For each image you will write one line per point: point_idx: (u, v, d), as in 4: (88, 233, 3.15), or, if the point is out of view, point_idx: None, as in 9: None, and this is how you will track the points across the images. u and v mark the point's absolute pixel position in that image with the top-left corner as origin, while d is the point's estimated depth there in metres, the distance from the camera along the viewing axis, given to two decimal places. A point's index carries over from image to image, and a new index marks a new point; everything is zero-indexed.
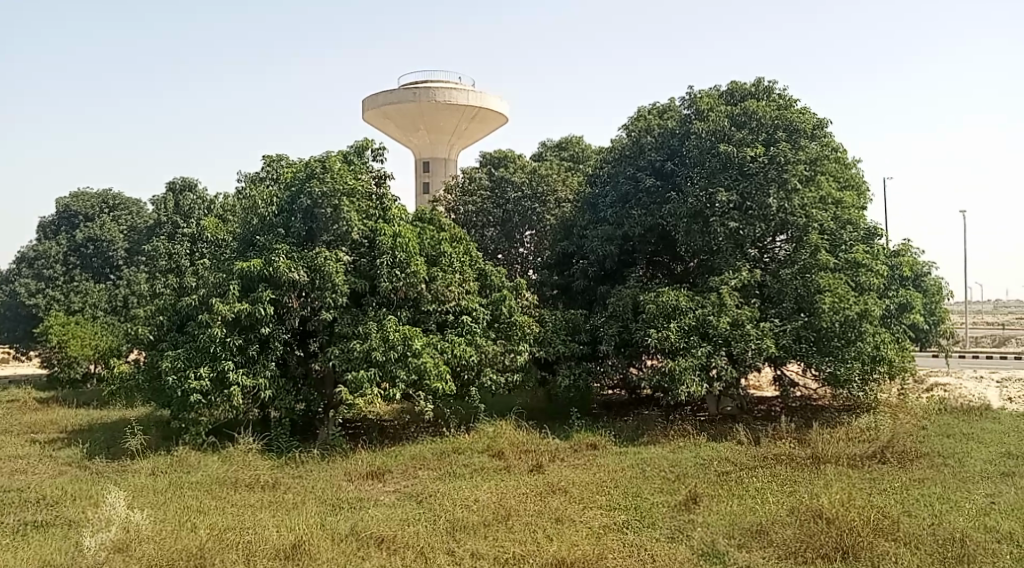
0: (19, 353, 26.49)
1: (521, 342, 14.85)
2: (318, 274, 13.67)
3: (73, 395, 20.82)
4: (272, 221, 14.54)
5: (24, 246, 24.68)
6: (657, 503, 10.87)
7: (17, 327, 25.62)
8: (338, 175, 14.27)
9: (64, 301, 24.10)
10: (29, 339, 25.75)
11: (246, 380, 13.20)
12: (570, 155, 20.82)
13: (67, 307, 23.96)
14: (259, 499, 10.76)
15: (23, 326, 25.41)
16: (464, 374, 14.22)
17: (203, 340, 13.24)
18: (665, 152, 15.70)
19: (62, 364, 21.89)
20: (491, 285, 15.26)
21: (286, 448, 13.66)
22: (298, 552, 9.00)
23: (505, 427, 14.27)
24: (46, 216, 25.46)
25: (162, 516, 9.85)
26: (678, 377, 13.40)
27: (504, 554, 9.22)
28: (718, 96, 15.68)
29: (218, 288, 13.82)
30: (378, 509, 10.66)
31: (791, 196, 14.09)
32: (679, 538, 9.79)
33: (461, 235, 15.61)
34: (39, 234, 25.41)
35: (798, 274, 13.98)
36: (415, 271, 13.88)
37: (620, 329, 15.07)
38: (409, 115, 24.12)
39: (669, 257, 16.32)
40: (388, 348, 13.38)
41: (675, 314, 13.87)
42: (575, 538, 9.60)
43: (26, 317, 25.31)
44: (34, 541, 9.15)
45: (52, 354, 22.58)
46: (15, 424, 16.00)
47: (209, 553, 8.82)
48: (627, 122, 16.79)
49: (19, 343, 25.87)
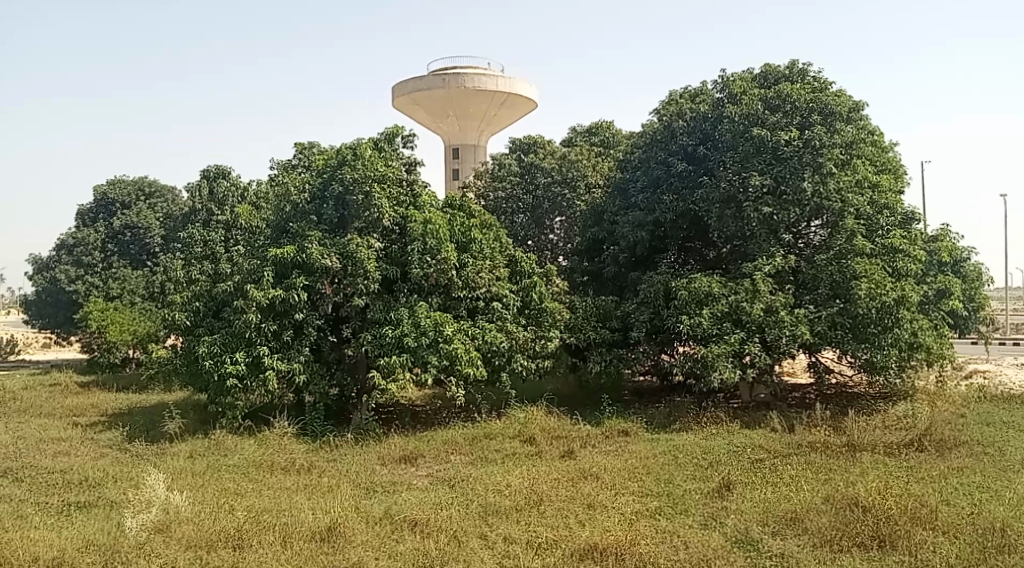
0: (62, 338, 26.96)
1: (552, 329, 14.79)
2: (350, 260, 13.73)
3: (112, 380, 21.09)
4: (305, 207, 14.63)
5: (63, 233, 24.98)
6: (689, 490, 10.82)
7: (57, 314, 26.00)
8: (369, 162, 14.36)
9: (103, 287, 24.56)
10: (71, 324, 26.09)
11: (281, 365, 13.33)
12: (600, 140, 20.64)
13: (106, 293, 24.29)
14: (295, 482, 10.84)
15: (65, 312, 25.74)
16: (495, 360, 14.16)
17: (239, 326, 13.41)
18: (697, 136, 15.61)
19: (102, 348, 22.17)
20: (522, 272, 15.21)
21: (320, 432, 13.72)
22: (333, 534, 9.07)
23: (537, 414, 14.24)
24: (83, 203, 25.73)
25: (201, 498, 9.95)
26: (710, 364, 13.30)
27: (536, 539, 9.25)
28: (752, 79, 15.51)
29: (252, 274, 13.97)
30: (411, 493, 10.70)
31: (827, 180, 13.87)
32: (713, 525, 9.75)
33: (491, 222, 15.57)
34: (77, 221, 25.71)
35: (834, 260, 13.84)
36: (446, 257, 13.89)
37: (651, 316, 14.99)
38: (438, 102, 24.12)
39: (701, 243, 16.17)
40: (419, 334, 13.47)
41: (708, 300, 13.77)
42: (607, 524, 9.58)
43: (66, 303, 25.68)
44: (78, 521, 9.30)
45: (93, 340, 22.96)
46: (57, 408, 16.27)
47: (247, 535, 8.90)
48: (658, 106, 16.65)
49: (60, 329, 26.28)
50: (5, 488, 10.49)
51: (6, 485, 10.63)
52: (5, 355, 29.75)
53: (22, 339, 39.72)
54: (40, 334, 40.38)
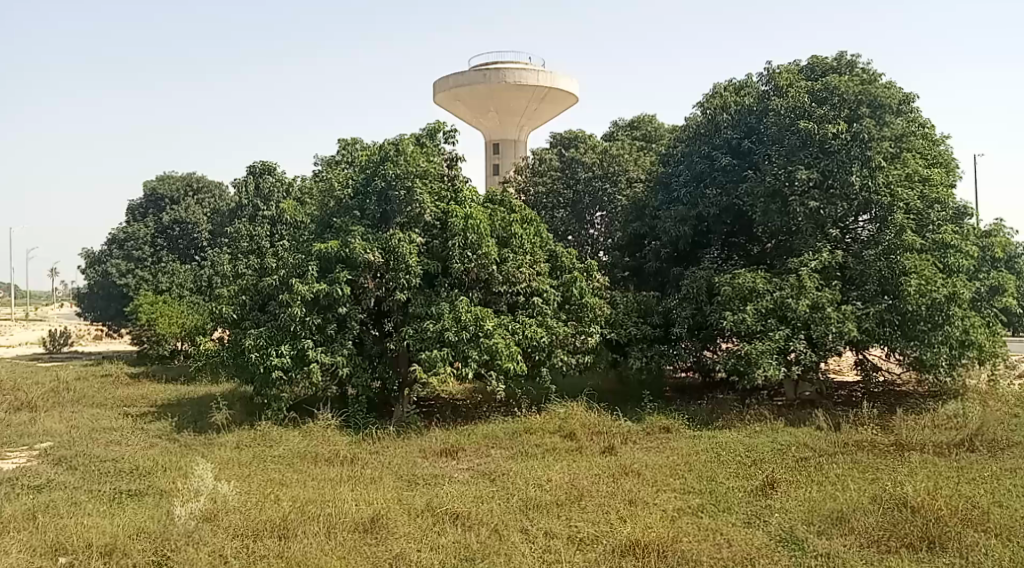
0: (112, 330, 27.49)
1: (592, 324, 14.71)
2: (392, 255, 13.77)
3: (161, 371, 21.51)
4: (348, 202, 14.79)
5: (114, 227, 25.43)
6: (732, 488, 10.70)
7: (109, 307, 26.52)
8: (412, 157, 14.39)
9: (152, 281, 25.01)
10: (121, 317, 26.60)
11: (324, 358, 13.41)
12: (642, 134, 20.47)
13: (155, 287, 24.81)
14: (339, 473, 10.92)
15: (115, 305, 26.26)
16: (535, 355, 14.17)
17: (284, 319, 13.57)
18: (742, 129, 15.44)
19: (152, 340, 22.63)
20: (562, 267, 15.13)
21: (363, 424, 13.83)
22: (376, 525, 9.13)
23: (577, 409, 14.17)
24: (133, 198, 26.18)
25: (248, 488, 10.04)
26: (754, 361, 13.15)
27: (578, 534, 9.22)
28: (799, 71, 15.29)
29: (297, 269, 14.17)
30: (453, 486, 10.71)
31: (876, 174, 13.62)
32: (756, 523, 9.63)
33: (532, 217, 15.46)
34: (127, 215, 26.20)
35: (882, 255, 13.49)
36: (486, 252, 13.95)
37: (694, 312, 14.80)
38: (479, 96, 24.12)
39: (746, 238, 15.86)
40: (460, 329, 13.47)
41: (752, 296, 13.62)
42: (649, 521, 9.51)
43: (117, 296, 26.16)
44: (130, 509, 9.46)
45: (143, 332, 23.38)
46: (108, 397, 16.60)
47: (292, 525, 8.97)
48: (702, 99, 16.47)
49: (112, 321, 26.80)
50: (60, 475, 10.71)
51: (60, 472, 10.84)
52: (59, 346, 30.36)
53: (74, 331, 40.36)
54: (92, 326, 41.09)
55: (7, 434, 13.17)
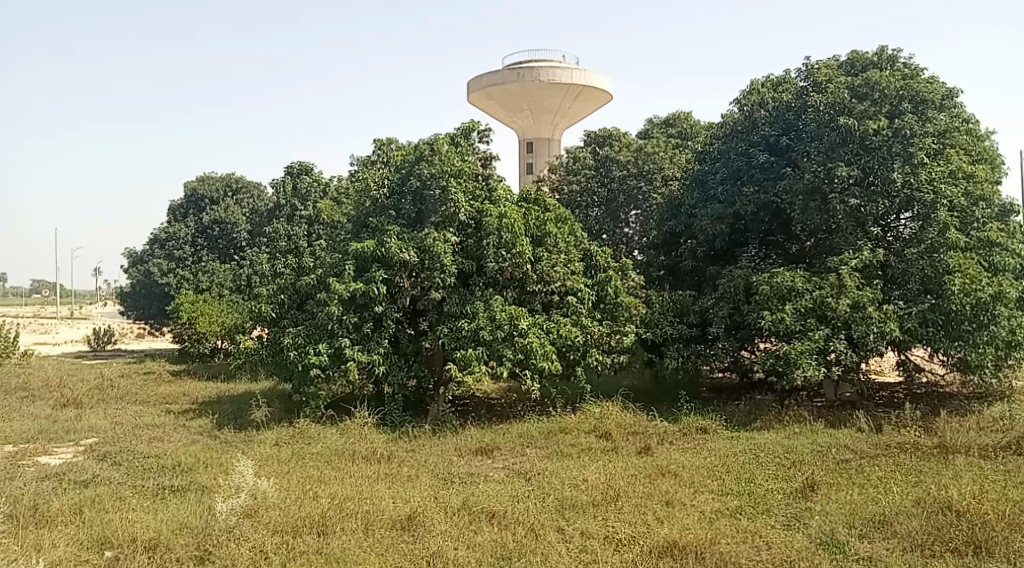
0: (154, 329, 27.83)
1: (627, 324, 14.60)
2: (427, 254, 13.78)
3: (202, 368, 21.80)
4: (383, 202, 14.89)
5: (156, 227, 25.77)
6: (771, 490, 10.55)
7: (151, 305, 26.89)
8: (446, 157, 14.26)
9: (193, 280, 25.10)
10: (163, 316, 26.99)
11: (361, 356, 13.45)
12: (677, 132, 20.31)
13: (196, 287, 24.89)
14: (376, 471, 10.94)
15: (157, 304, 26.60)
16: (570, 354, 14.10)
17: (322, 318, 13.66)
18: (780, 126, 15.23)
19: (192, 339, 22.84)
20: (597, 266, 15.03)
21: (399, 422, 13.87)
22: (413, 523, 9.12)
23: (612, 409, 14.07)
24: (174, 200, 26.54)
25: (287, 485, 10.09)
26: (793, 361, 12.96)
27: (616, 535, 9.12)
28: (838, 66, 15.08)
29: (334, 268, 14.28)
30: (488, 484, 10.67)
31: (918, 171, 13.36)
32: (796, 526, 9.49)
33: (566, 215, 15.37)
34: (168, 216, 26.55)
35: (925, 253, 13.18)
36: (521, 251, 13.84)
37: (731, 311, 14.59)
38: (513, 96, 24.11)
39: (784, 237, 15.58)
40: (495, 327, 13.44)
41: (791, 296, 13.44)
42: (686, 522, 9.41)
43: (159, 296, 26.49)
44: (173, 504, 9.54)
45: (184, 331, 23.52)
46: (151, 394, 16.81)
47: (330, 522, 8.99)
48: (740, 95, 16.28)
49: (154, 320, 27.16)
50: (105, 470, 10.83)
51: (105, 468, 10.97)
52: (103, 344, 30.84)
53: (118, 329, 40.95)
54: (135, 325, 41.68)
55: (54, 430, 13.38)
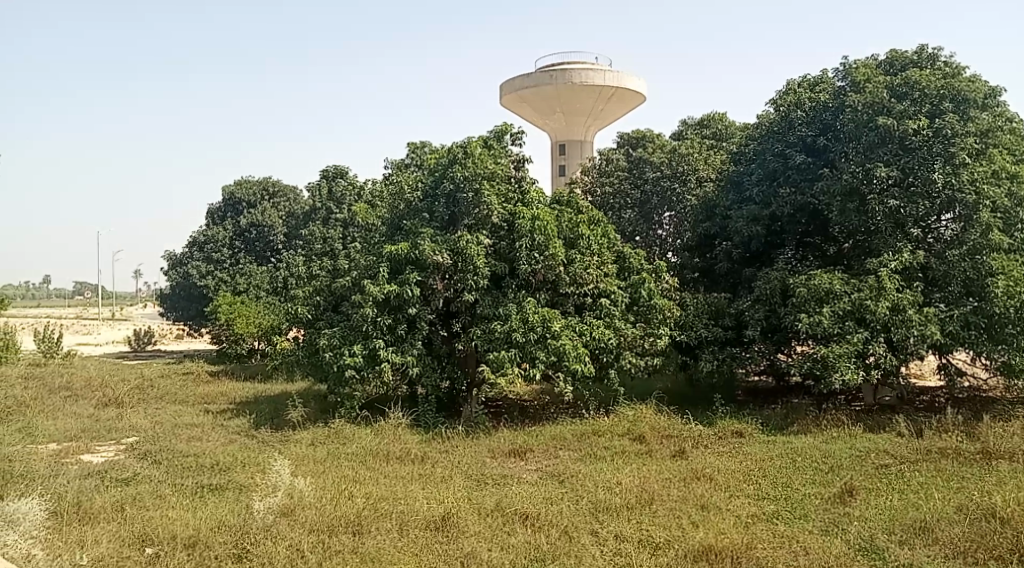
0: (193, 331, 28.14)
1: (661, 326, 14.49)
2: (461, 256, 13.80)
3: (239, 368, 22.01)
4: (417, 205, 14.97)
5: (195, 231, 26.29)
6: (809, 495, 10.39)
7: (190, 307, 27.14)
8: (480, 159, 14.34)
9: (231, 282, 25.40)
10: (201, 318, 27.20)
11: (395, 357, 13.52)
12: (712, 132, 20.16)
13: (233, 288, 25.24)
14: (410, 471, 10.94)
15: (195, 306, 26.84)
16: (603, 357, 14.02)
17: (356, 319, 13.74)
18: (817, 127, 15.06)
19: (229, 340, 22.92)
20: (630, 268, 14.96)
21: (433, 423, 13.87)
22: (447, 524, 9.10)
23: (647, 412, 13.96)
24: (214, 203, 27.07)
25: (323, 484, 10.12)
26: (831, 364, 12.78)
27: (650, 539, 9.02)
28: (876, 66, 14.86)
29: (369, 270, 14.35)
30: (522, 486, 10.63)
31: (959, 171, 13.11)
32: (834, 532, 9.33)
33: (599, 217, 15.29)
34: (207, 220, 27.08)
35: (966, 255, 13.00)
36: (554, 254, 13.85)
37: (767, 314, 14.43)
38: (546, 98, 24.08)
39: (822, 238, 15.38)
40: (528, 329, 13.41)
41: (829, 298, 13.22)
42: (723, 526, 9.30)
43: (198, 298, 26.75)
44: (212, 502, 9.60)
45: (222, 332, 23.70)
46: (190, 394, 16.98)
47: (365, 522, 8.99)
48: (776, 96, 16.09)
49: (193, 322, 27.42)
50: (146, 468, 10.94)
51: (145, 466, 11.09)
52: (144, 345, 31.25)
53: (161, 330, 41.56)
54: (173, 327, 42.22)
55: (96, 429, 13.56)
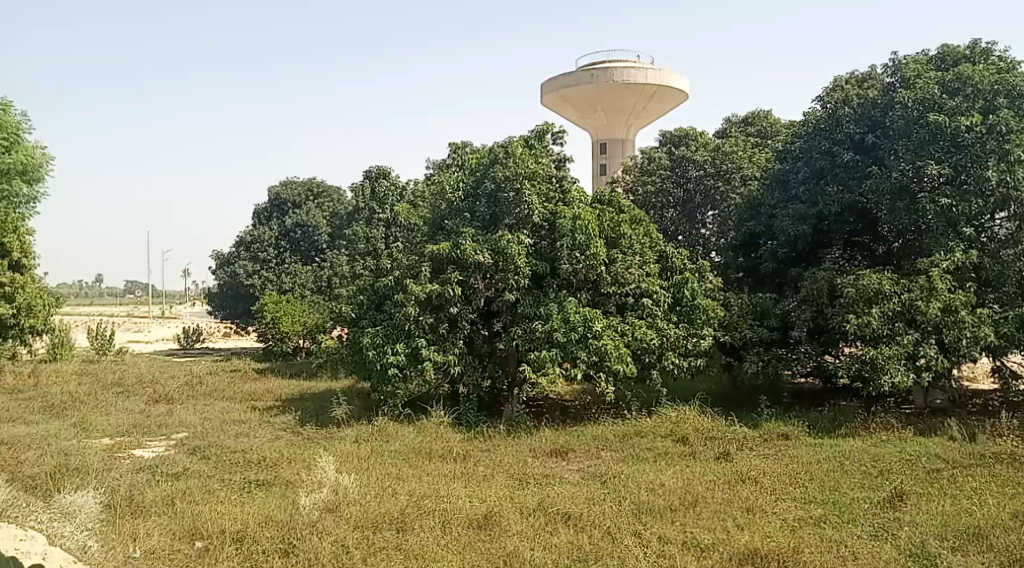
0: (239, 330, 28.49)
1: (704, 327, 14.25)
2: (502, 256, 13.70)
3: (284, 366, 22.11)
4: (459, 205, 14.95)
5: (242, 231, 26.55)
6: (857, 498, 10.18)
7: (237, 306, 27.42)
8: (521, 159, 14.22)
9: (277, 282, 25.77)
10: (248, 316, 27.48)
11: (437, 356, 13.50)
12: (757, 131, 19.89)
13: (279, 287, 25.61)
14: (452, 469, 10.92)
15: (242, 305, 27.13)
16: (645, 357, 13.88)
17: (399, 318, 13.79)
18: (866, 123, 14.65)
19: (275, 338, 23.10)
20: (673, 268, 14.72)
21: (474, 422, 13.84)
22: (490, 522, 9.06)
23: (690, 413, 13.79)
24: (260, 204, 27.32)
25: (367, 481, 10.14)
26: (881, 366, 12.51)
27: (695, 540, 8.91)
28: (927, 61, 14.54)
29: (412, 270, 14.43)
30: (564, 486, 10.55)
31: (1014, 168, 12.79)
32: (884, 537, 9.12)
33: (641, 217, 15.09)
34: (255, 220, 27.33)
35: (1020, 255, 12.92)
36: (595, 253, 13.75)
37: (814, 315, 14.21)
38: (587, 97, 23.97)
39: (870, 237, 15.19)
40: (569, 329, 13.31)
41: (878, 298, 12.97)
42: (768, 529, 9.15)
43: (245, 297, 27.06)
44: (259, 498, 9.67)
45: (268, 331, 23.94)
46: (237, 391, 17.14)
47: (410, 518, 8.99)
48: (823, 93, 15.82)
49: (240, 319, 27.69)
50: (194, 463, 11.05)
51: (195, 461, 11.20)
52: (192, 342, 31.71)
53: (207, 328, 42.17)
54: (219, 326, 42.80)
55: (147, 424, 13.75)
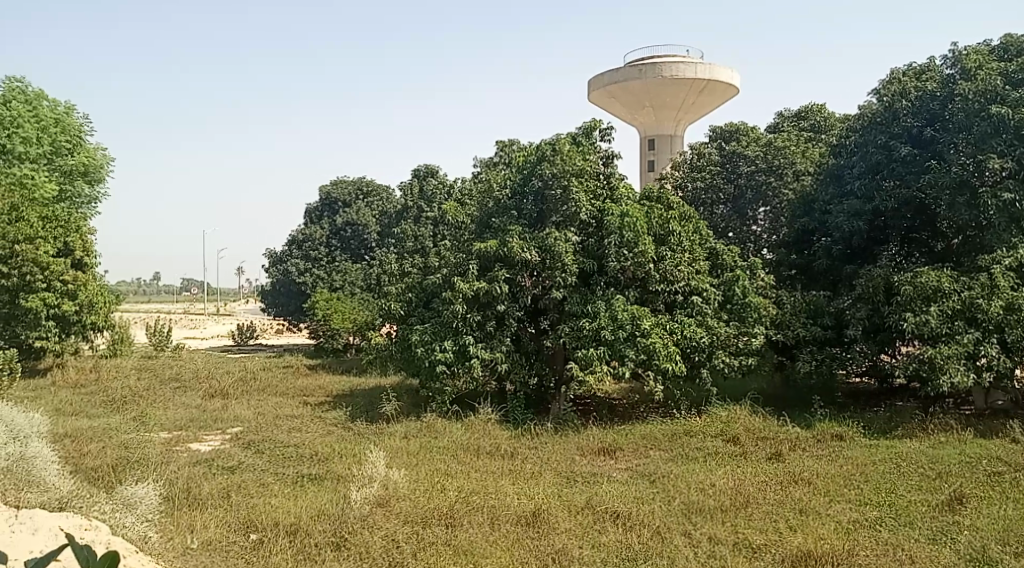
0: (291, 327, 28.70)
1: (756, 325, 13.94)
2: (549, 253, 13.62)
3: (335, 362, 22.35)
4: (506, 203, 14.94)
5: (294, 230, 26.86)
6: (914, 501, 9.91)
7: (290, 303, 27.57)
8: (568, 156, 14.06)
9: (327, 279, 25.92)
10: (300, 314, 27.72)
11: (485, 354, 13.48)
12: (810, 125, 19.54)
13: (330, 285, 25.77)
14: (500, 466, 10.88)
15: (294, 303, 27.39)
16: (695, 356, 13.71)
17: (447, 316, 13.79)
18: (924, 117, 14.36)
19: (326, 335, 23.41)
20: (723, 265, 14.60)
21: (522, 420, 13.76)
22: (538, 519, 9.00)
23: (741, 413, 13.57)
24: (311, 203, 27.61)
25: (417, 476, 10.16)
26: (939, 366, 12.17)
27: (746, 541, 8.76)
28: (989, 52, 14.15)
29: (459, 268, 14.40)
30: (612, 485, 10.45)
31: None
32: (943, 541, 8.85)
33: (691, 213, 14.91)
34: (306, 218, 27.65)
35: None
36: (644, 250, 13.53)
37: (870, 313, 13.85)
38: (635, 93, 23.80)
39: (928, 234, 14.82)
40: (616, 327, 13.20)
41: (937, 296, 12.65)
42: (822, 532, 8.95)
43: (296, 294, 27.23)
44: (310, 491, 9.73)
45: (319, 328, 24.22)
46: (290, 387, 17.32)
47: (458, 514, 8.97)
48: (879, 86, 15.44)
49: (292, 317, 27.91)
50: (249, 457, 11.16)
51: (249, 455, 11.32)
52: (246, 339, 32.19)
53: (261, 325, 42.80)
54: (272, 324, 43.40)
55: (204, 419, 13.95)
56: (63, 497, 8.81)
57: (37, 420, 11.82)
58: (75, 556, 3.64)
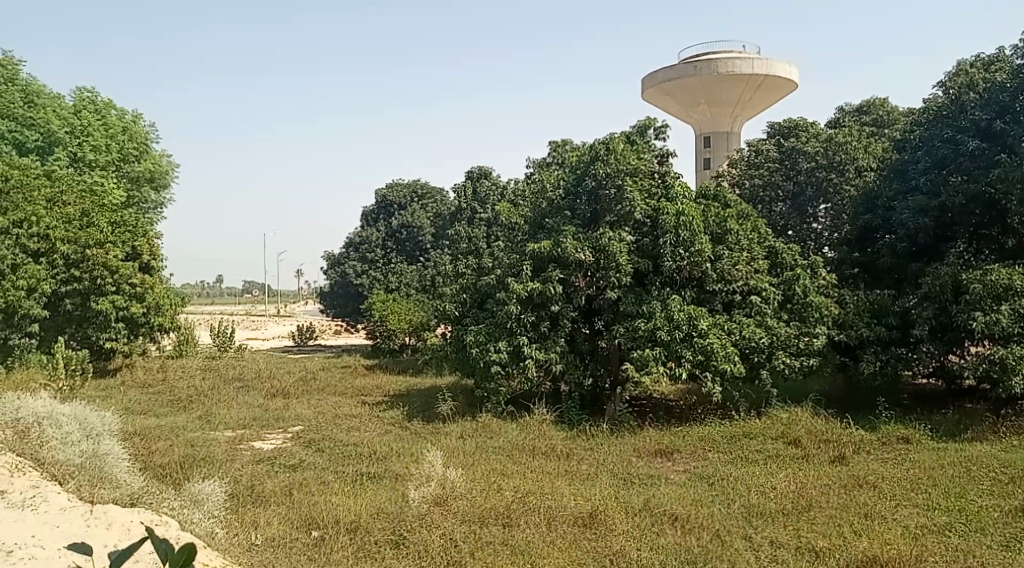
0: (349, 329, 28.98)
1: (818, 325, 13.62)
2: (603, 254, 13.50)
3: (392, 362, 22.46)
4: (560, 203, 14.86)
5: (352, 232, 27.32)
6: (985, 506, 9.55)
7: (347, 304, 27.88)
8: (622, 155, 14.03)
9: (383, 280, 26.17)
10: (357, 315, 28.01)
11: (539, 354, 13.40)
12: (873, 119, 19.16)
13: (385, 286, 26.00)
14: (556, 467, 10.78)
15: (351, 304, 27.66)
16: (754, 357, 13.41)
17: (501, 316, 13.74)
18: (993, 109, 13.77)
19: (382, 335, 23.56)
20: (782, 264, 14.26)
21: (577, 421, 13.62)
22: (596, 520, 8.88)
23: (802, 415, 13.29)
24: (368, 206, 27.95)
25: (474, 476, 10.10)
26: (1012, 366, 11.81)
27: (810, 545, 8.54)
28: None
29: (513, 269, 14.39)
30: (670, 487, 10.27)
31: None
32: (1017, 548, 8.52)
33: (748, 211, 14.73)
34: (363, 221, 28.00)
35: None
36: (700, 250, 13.37)
37: (937, 312, 13.39)
38: (690, 91, 23.56)
39: (998, 230, 14.34)
40: (673, 328, 13.00)
41: (1008, 295, 12.26)
42: (888, 536, 8.69)
43: (354, 296, 27.58)
44: (369, 490, 9.74)
45: (376, 329, 24.41)
46: (348, 387, 17.42)
47: (514, 514, 8.90)
48: (945, 78, 15.06)
49: (349, 318, 28.13)
50: (310, 456, 11.23)
51: (310, 454, 11.39)
52: (306, 339, 32.62)
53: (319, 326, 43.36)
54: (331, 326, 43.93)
55: (266, 418, 14.10)
56: (134, 493, 8.96)
57: (108, 418, 12.06)
58: (155, 550, 3.82)
